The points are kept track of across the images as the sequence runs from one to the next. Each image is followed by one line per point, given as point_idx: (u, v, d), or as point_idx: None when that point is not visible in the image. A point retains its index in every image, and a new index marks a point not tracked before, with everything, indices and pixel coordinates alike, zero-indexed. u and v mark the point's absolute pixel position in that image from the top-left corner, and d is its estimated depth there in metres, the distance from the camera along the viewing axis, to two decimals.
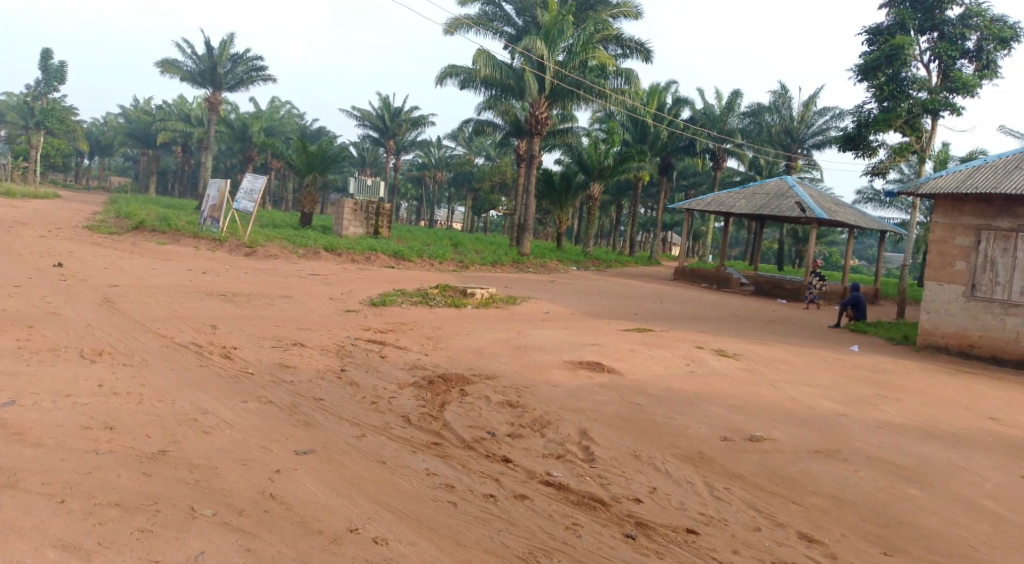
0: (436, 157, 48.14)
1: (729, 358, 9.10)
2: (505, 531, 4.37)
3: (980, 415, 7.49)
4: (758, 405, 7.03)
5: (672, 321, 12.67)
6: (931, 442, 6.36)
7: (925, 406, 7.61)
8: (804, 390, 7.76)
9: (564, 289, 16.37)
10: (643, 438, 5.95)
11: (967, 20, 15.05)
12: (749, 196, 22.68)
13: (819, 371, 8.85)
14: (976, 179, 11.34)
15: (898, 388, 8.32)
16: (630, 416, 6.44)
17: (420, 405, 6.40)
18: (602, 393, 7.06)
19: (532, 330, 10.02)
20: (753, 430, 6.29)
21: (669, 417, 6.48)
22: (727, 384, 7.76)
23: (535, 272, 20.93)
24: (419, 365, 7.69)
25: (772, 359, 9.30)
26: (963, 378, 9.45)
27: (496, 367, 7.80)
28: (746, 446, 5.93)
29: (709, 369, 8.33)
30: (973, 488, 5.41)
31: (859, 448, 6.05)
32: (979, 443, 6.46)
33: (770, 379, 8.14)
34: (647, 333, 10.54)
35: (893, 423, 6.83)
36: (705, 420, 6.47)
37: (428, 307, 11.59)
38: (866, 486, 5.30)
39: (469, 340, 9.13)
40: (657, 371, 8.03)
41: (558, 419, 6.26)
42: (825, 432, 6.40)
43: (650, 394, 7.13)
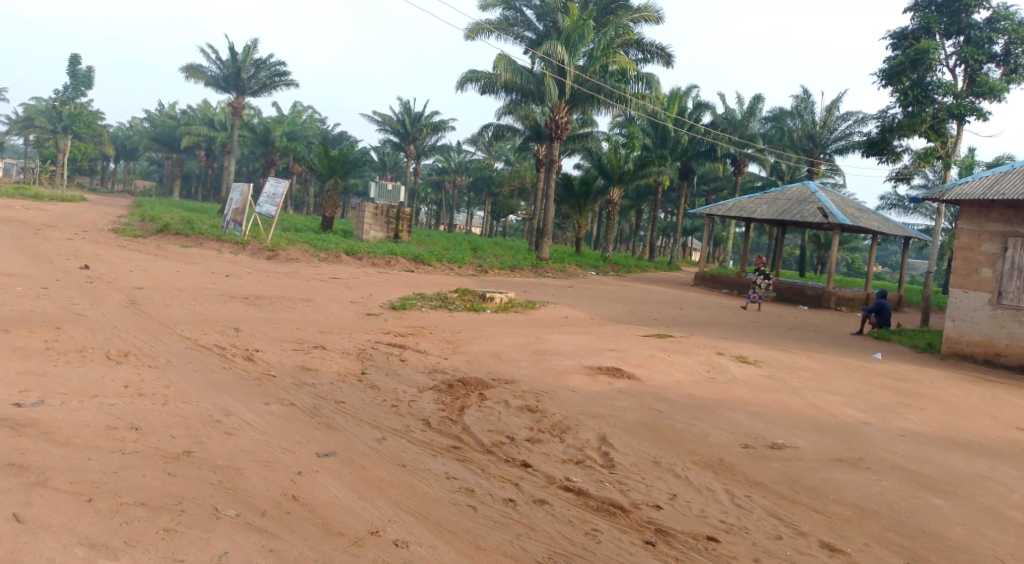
0: (456, 162, 48.24)
1: (749, 364, 9.05)
2: (524, 536, 4.37)
3: (1005, 424, 7.38)
4: (781, 413, 6.97)
5: (691, 325, 12.67)
6: (955, 451, 6.27)
7: (949, 414, 7.52)
8: (826, 397, 7.68)
9: (582, 294, 16.35)
10: (663, 445, 5.92)
11: (994, 24, 14.83)
12: (771, 201, 22.50)
13: (841, 378, 8.75)
14: (1003, 186, 11.19)
15: (921, 397, 8.22)
16: (649, 422, 6.41)
17: (440, 409, 6.42)
18: (622, 398, 7.04)
19: (551, 335, 10.00)
20: (775, 437, 6.24)
21: (689, 423, 6.45)
22: (749, 391, 7.70)
23: (555, 277, 20.93)
24: (443, 369, 7.72)
25: (794, 365, 9.24)
26: (989, 387, 9.32)
27: (515, 372, 7.80)
28: (767, 453, 5.89)
29: (729, 376, 8.26)
30: (999, 498, 5.34)
31: (883, 456, 5.99)
32: (1005, 454, 6.35)
33: (791, 385, 8.09)
34: (668, 339, 10.50)
35: (916, 432, 6.74)
36: (725, 427, 6.43)
37: (446, 310, 11.68)
38: (892, 496, 5.24)
39: (488, 344, 9.15)
40: (680, 377, 7.99)
41: (577, 423, 6.25)
42: (851, 440, 6.34)
43: (672, 400, 7.10)
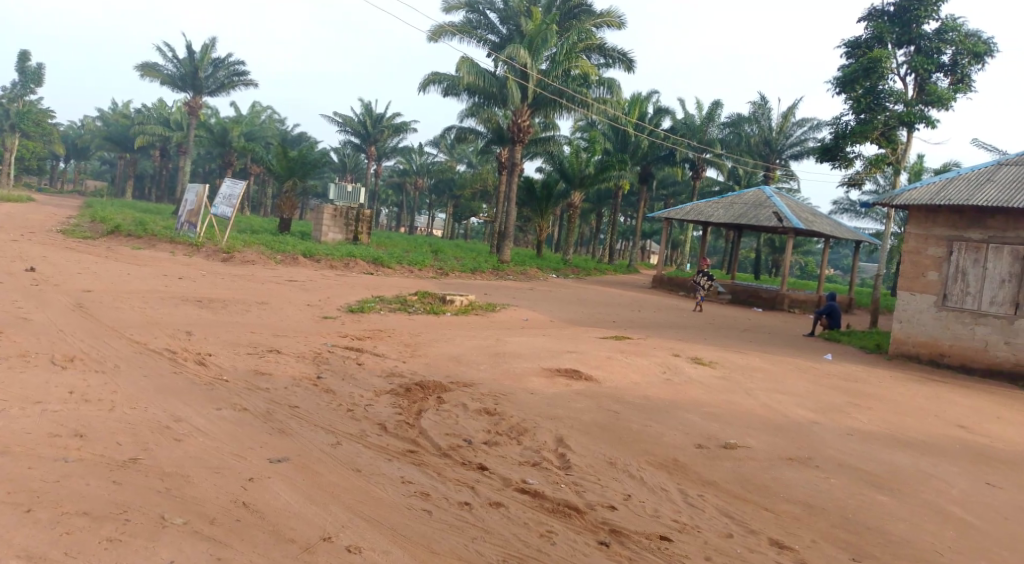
0: (418, 163, 47.98)
1: (704, 365, 9.17)
2: (479, 539, 4.36)
3: (948, 422, 7.59)
4: (734, 413, 7.07)
5: (649, 328, 12.79)
6: (900, 449, 6.43)
7: (896, 414, 7.71)
8: (777, 397, 7.82)
9: (541, 297, 16.40)
10: (619, 445, 5.97)
11: (943, 35, 15.29)
12: (727, 205, 22.87)
13: (793, 378, 8.91)
14: (950, 192, 11.49)
15: (869, 396, 8.41)
16: (607, 423, 6.45)
17: (397, 413, 6.38)
18: (580, 400, 7.08)
19: (510, 338, 10.00)
20: (727, 437, 6.34)
21: (644, 424, 6.51)
22: (704, 392, 7.80)
23: (515, 279, 20.98)
24: (399, 372, 7.67)
25: (747, 366, 9.39)
26: (934, 386, 9.59)
27: (473, 375, 7.79)
28: (719, 453, 5.98)
29: (685, 377, 8.36)
30: (941, 494, 5.49)
31: (831, 455, 6.12)
32: (947, 451, 6.53)
33: (745, 386, 8.22)
34: (626, 341, 10.58)
35: (864, 431, 6.89)
36: (679, 427, 6.51)
37: (404, 312, 11.63)
38: (838, 494, 5.35)
39: (446, 346, 9.12)
40: (636, 379, 8.05)
41: (535, 425, 6.27)
42: (800, 439, 6.47)
43: (628, 401, 7.15)
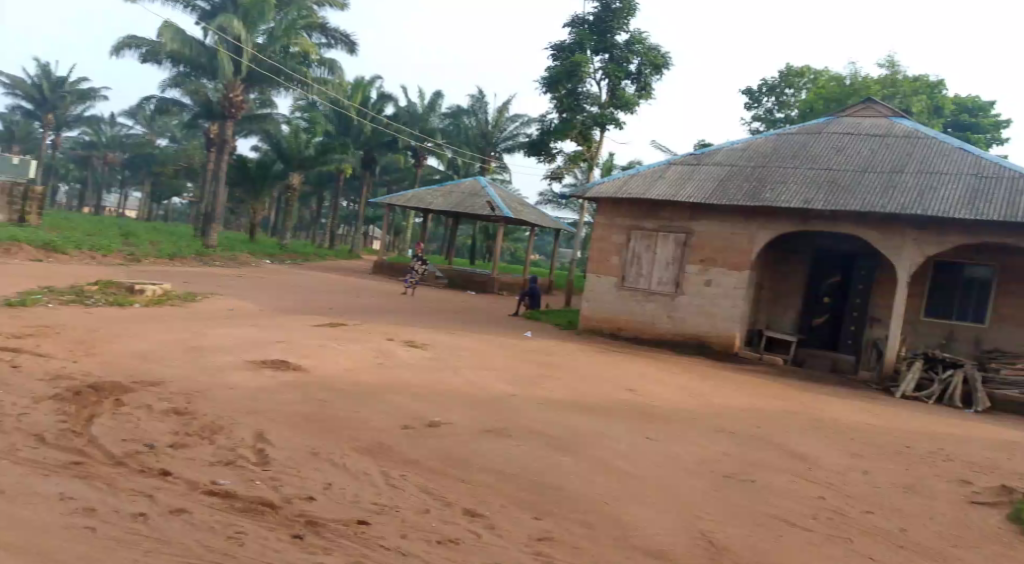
0: (108, 136, 42.97)
1: (411, 349, 9.33)
2: (154, 550, 3.98)
3: (623, 387, 8.53)
4: (436, 392, 7.28)
5: (360, 313, 12.71)
6: (582, 414, 7.09)
7: (582, 383, 8.49)
8: (478, 374, 8.21)
9: (247, 284, 15.55)
10: (321, 434, 5.85)
11: (632, 47, 17.07)
12: (445, 194, 23.50)
13: (495, 357, 9.41)
14: (631, 186, 12.83)
15: (560, 369, 9.16)
16: (309, 413, 6.29)
17: (61, 422, 5.63)
18: (282, 391, 6.82)
19: (208, 330, 9.34)
20: (428, 416, 6.51)
21: (347, 410, 6.45)
22: (407, 374, 7.94)
23: (221, 265, 19.65)
24: (68, 374, 6.78)
25: (454, 348, 9.73)
26: (614, 358, 10.73)
27: (161, 373, 7.14)
28: (420, 432, 6.11)
29: (392, 361, 8.44)
30: (612, 451, 6.14)
31: (523, 424, 6.55)
32: (620, 413, 7.34)
33: (449, 366, 8.51)
34: (334, 329, 10.43)
35: (554, 400, 7.49)
36: (383, 410, 6.55)
37: (78, 305, 10.31)
38: (529, 458, 5.77)
39: (131, 343, 8.25)
40: (341, 365, 7.96)
41: (230, 423, 5.91)
42: (497, 412, 6.87)
43: (331, 388, 7.05)
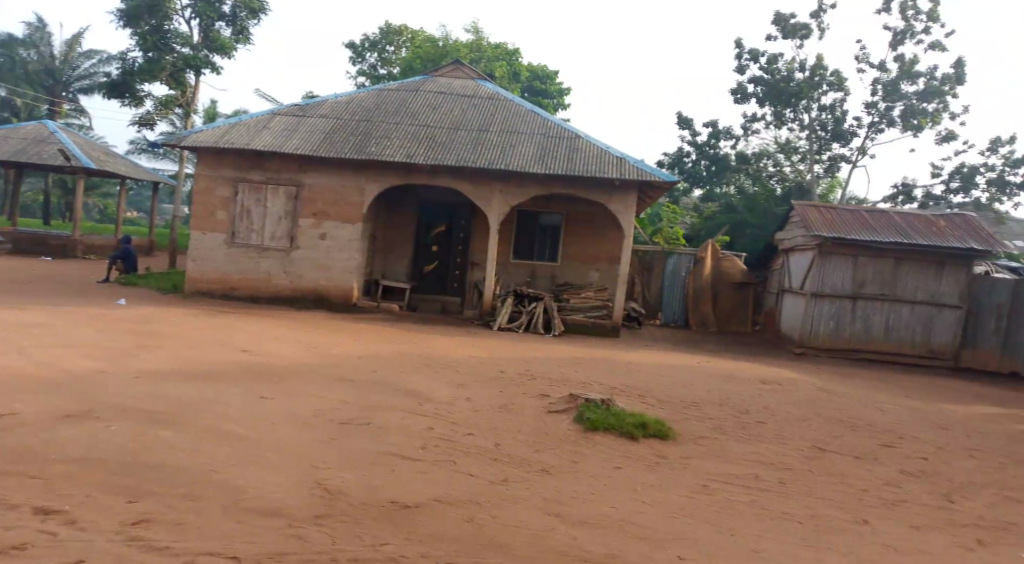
0: None
1: (545, 450, 10.51)
2: None
3: (741, 501, 9.35)
4: (570, 511, 8.44)
5: (490, 388, 13.94)
6: (703, 540, 8.03)
7: (705, 496, 9.37)
8: (606, 488, 9.30)
9: (387, 350, 17.12)
10: (480, 555, 7.25)
11: None
12: (577, 204, 24.34)
13: (623, 460, 10.41)
14: None
15: (682, 477, 10.04)
16: (468, 534, 7.65)
17: (279, 537, 7.21)
18: (442, 508, 8.18)
19: (373, 424, 10.84)
20: (563, 539, 7.72)
21: (498, 531, 7.76)
22: (536, 485, 9.18)
23: (373, 319, 21.57)
24: (268, 481, 8.40)
25: (584, 448, 10.78)
26: (741, 452, 11.36)
27: (344, 482, 8.63)
28: (558, 555, 7.37)
29: (531, 471, 9.62)
30: None
31: (644, 549, 7.65)
32: (737, 536, 8.23)
33: (582, 477, 9.63)
34: (464, 417, 11.76)
35: (675, 520, 8.49)
36: (525, 533, 7.78)
37: (250, 386, 12.07)
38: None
39: (312, 442, 9.78)
40: (480, 475, 9.29)
41: (407, 543, 7.36)
42: (620, 532, 8.00)
43: (479, 504, 8.39)
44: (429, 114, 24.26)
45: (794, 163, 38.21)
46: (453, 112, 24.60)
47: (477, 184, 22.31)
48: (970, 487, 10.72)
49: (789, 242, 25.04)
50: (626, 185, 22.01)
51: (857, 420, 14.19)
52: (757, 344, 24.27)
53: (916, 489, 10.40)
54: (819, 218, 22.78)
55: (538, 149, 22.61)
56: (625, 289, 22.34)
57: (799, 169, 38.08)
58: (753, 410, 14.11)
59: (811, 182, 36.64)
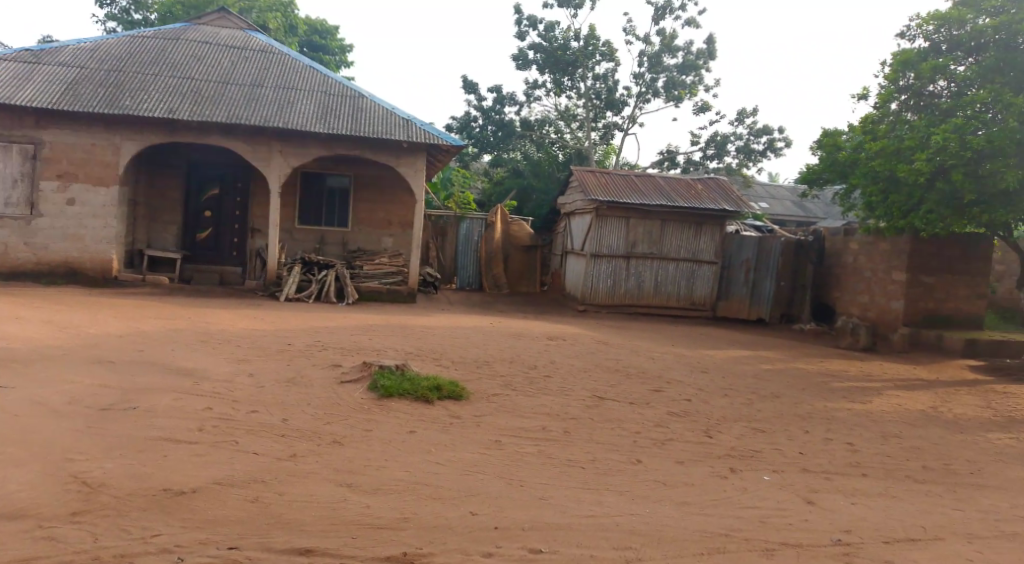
0: None
1: (337, 420, 10.09)
2: None
3: (533, 452, 9.58)
4: (364, 478, 8.14)
5: (275, 360, 13.14)
6: (498, 492, 8.11)
7: (499, 451, 9.49)
8: (401, 452, 9.10)
9: (155, 326, 15.56)
10: (265, 534, 6.76)
11: None
12: (362, 167, 23.59)
13: (418, 423, 10.27)
14: None
15: (476, 434, 10.09)
16: (252, 513, 7.11)
17: (21, 544, 6.24)
18: (223, 490, 7.53)
19: (140, 407, 9.78)
20: (356, 507, 7.42)
21: (285, 507, 7.29)
22: (326, 455, 8.74)
23: (138, 293, 19.54)
24: (7, 480, 7.25)
25: (378, 415, 10.49)
26: (532, 406, 11.66)
27: (105, 472, 7.68)
28: (350, 524, 7.07)
29: (321, 443, 9.18)
30: (518, 529, 7.27)
31: (439, 508, 7.55)
32: (530, 486, 8.41)
33: (377, 443, 9.35)
34: (246, 393, 10.96)
35: (470, 476, 8.50)
36: (314, 505, 7.38)
37: None
38: (450, 545, 6.84)
39: (63, 432, 8.60)
40: (265, 451, 8.68)
41: (181, 530, 6.69)
42: (413, 495, 7.84)
43: (262, 481, 7.82)
44: (193, 66, 22.20)
45: (573, 130, 39.88)
46: (222, 65, 22.71)
47: (253, 143, 20.86)
48: (729, 422, 11.81)
49: (569, 205, 26.05)
50: (412, 147, 21.61)
51: (633, 368, 15.14)
52: (543, 303, 25.20)
53: (685, 428, 11.27)
54: (594, 180, 23.92)
55: (317, 107, 21.53)
56: (418, 255, 22.11)
57: (578, 137, 39.80)
58: (541, 365, 14.55)
59: (590, 149, 38.47)
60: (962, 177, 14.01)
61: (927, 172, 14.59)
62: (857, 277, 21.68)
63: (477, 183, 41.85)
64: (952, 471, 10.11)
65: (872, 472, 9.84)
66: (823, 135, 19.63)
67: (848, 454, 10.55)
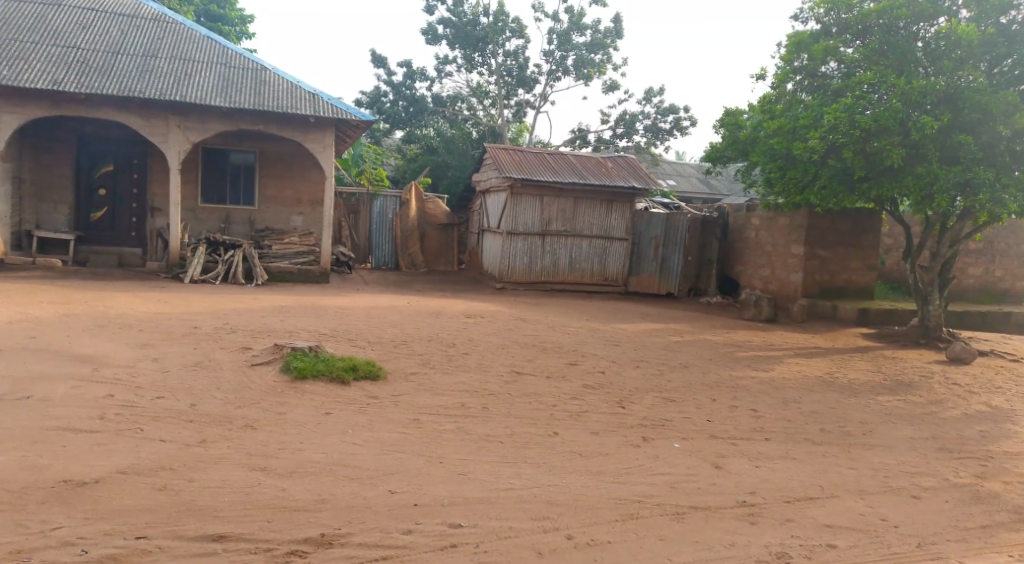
0: None
1: (251, 404, 9.83)
2: None
3: (451, 429, 9.60)
4: (279, 461, 7.99)
5: (181, 345, 12.64)
6: (415, 469, 8.11)
7: (417, 429, 9.47)
8: (317, 434, 8.96)
9: (48, 312, 14.69)
10: (176, 520, 6.57)
11: None
12: (268, 143, 22.83)
13: (335, 405, 10.12)
14: None
15: (395, 413, 10.03)
16: (162, 500, 6.89)
17: None
18: (129, 478, 7.25)
19: (36, 397, 9.26)
20: (271, 490, 7.28)
21: (197, 493, 7.09)
22: (238, 440, 8.51)
23: (28, 277, 18.42)
24: None
25: (293, 397, 10.27)
26: (450, 383, 11.68)
27: (1, 465, 7.27)
28: (266, 507, 6.95)
29: (235, 428, 8.92)
30: (437, 504, 7.31)
31: (357, 488, 7.50)
32: (448, 462, 8.44)
33: (294, 425, 9.16)
34: (151, 379, 10.51)
35: (388, 455, 8.46)
36: (227, 490, 7.20)
37: None
38: (368, 524, 6.80)
39: None
40: (173, 438, 8.38)
41: (85, 521, 6.43)
42: (329, 476, 7.74)
43: (171, 468, 7.55)
44: (79, 35, 20.90)
45: (486, 107, 39.77)
46: (110, 33, 21.48)
47: (149, 118, 19.88)
48: (640, 393, 12.14)
49: (483, 182, 26.03)
50: (320, 122, 21.09)
51: (548, 343, 15.34)
52: (458, 281, 25.17)
53: (599, 400, 11.53)
54: (506, 156, 23.94)
55: (217, 80, 20.69)
56: (330, 236, 21.63)
57: (491, 114, 39.74)
58: (458, 343, 14.56)
59: (502, 126, 38.46)
60: (853, 155, 14.74)
61: (822, 149, 15.27)
62: (760, 251, 22.57)
63: (390, 160, 41.20)
64: (846, 432, 10.72)
65: (773, 436, 10.32)
66: (725, 114, 20.30)
67: (752, 420, 11.03)
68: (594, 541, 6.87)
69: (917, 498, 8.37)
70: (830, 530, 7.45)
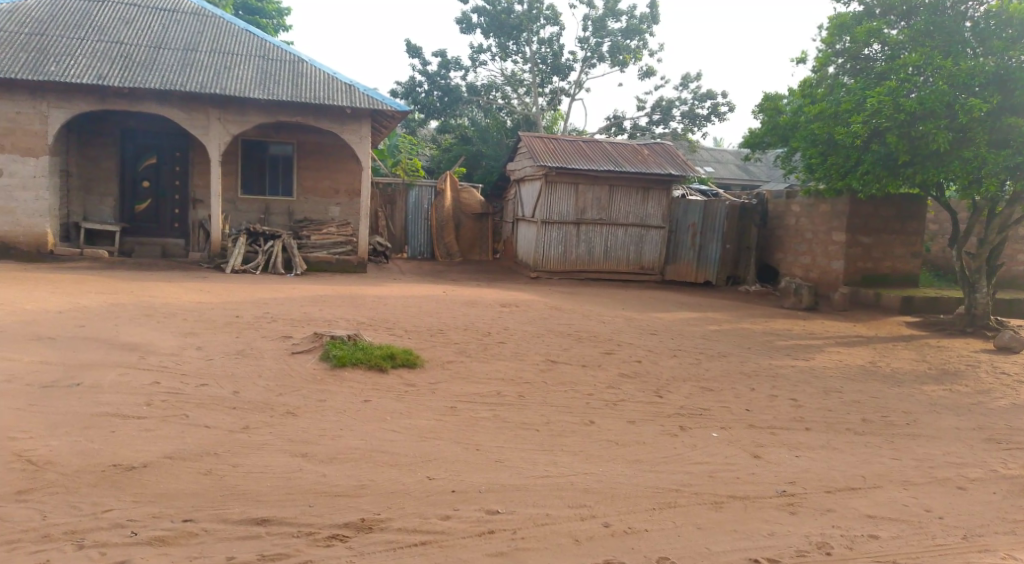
0: None
1: (292, 392, 10.01)
2: None
3: (487, 417, 9.67)
4: (320, 447, 8.13)
5: (223, 333, 12.91)
6: (452, 456, 8.20)
7: (453, 416, 9.56)
8: (356, 421, 9.09)
9: (96, 301, 15.10)
10: (222, 504, 6.74)
11: None
12: (305, 134, 23.09)
13: (374, 392, 10.26)
14: None
15: (432, 400, 10.14)
16: (208, 484, 7.07)
17: None
18: (176, 462, 7.46)
19: (86, 384, 9.53)
20: (313, 475, 7.43)
21: (241, 477, 7.26)
22: (279, 427, 8.68)
23: (77, 268, 18.94)
24: None
25: (332, 385, 10.44)
26: (487, 371, 11.75)
27: (55, 449, 7.51)
28: (308, 491, 7.09)
29: (276, 414, 9.10)
30: (474, 490, 7.38)
31: (397, 474, 7.61)
32: (485, 449, 8.51)
33: (332, 413, 9.31)
34: (195, 367, 10.75)
35: (426, 442, 8.55)
36: (271, 475, 7.36)
37: None
38: (408, 510, 6.89)
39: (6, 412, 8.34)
40: (217, 424, 8.57)
41: (135, 503, 6.64)
42: (369, 462, 7.85)
43: (215, 454, 7.74)
44: (122, 30, 21.32)
45: (520, 96, 39.73)
46: (152, 28, 21.88)
47: (191, 111, 20.24)
48: (677, 382, 12.08)
49: (518, 171, 26.02)
50: (356, 113, 21.26)
51: (584, 332, 15.32)
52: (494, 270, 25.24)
53: (636, 389, 11.50)
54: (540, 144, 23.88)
55: (256, 72, 20.96)
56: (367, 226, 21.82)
57: (525, 103, 39.69)
58: (494, 331, 14.63)
59: (536, 115, 38.38)
60: (897, 139, 14.42)
61: (864, 133, 14.96)
62: (800, 238, 22.23)
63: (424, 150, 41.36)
64: (888, 422, 10.55)
65: (813, 425, 10.20)
66: (764, 99, 19.99)
67: (791, 409, 10.92)
68: (632, 529, 6.88)
69: (962, 490, 8.22)
70: (872, 521, 7.36)
